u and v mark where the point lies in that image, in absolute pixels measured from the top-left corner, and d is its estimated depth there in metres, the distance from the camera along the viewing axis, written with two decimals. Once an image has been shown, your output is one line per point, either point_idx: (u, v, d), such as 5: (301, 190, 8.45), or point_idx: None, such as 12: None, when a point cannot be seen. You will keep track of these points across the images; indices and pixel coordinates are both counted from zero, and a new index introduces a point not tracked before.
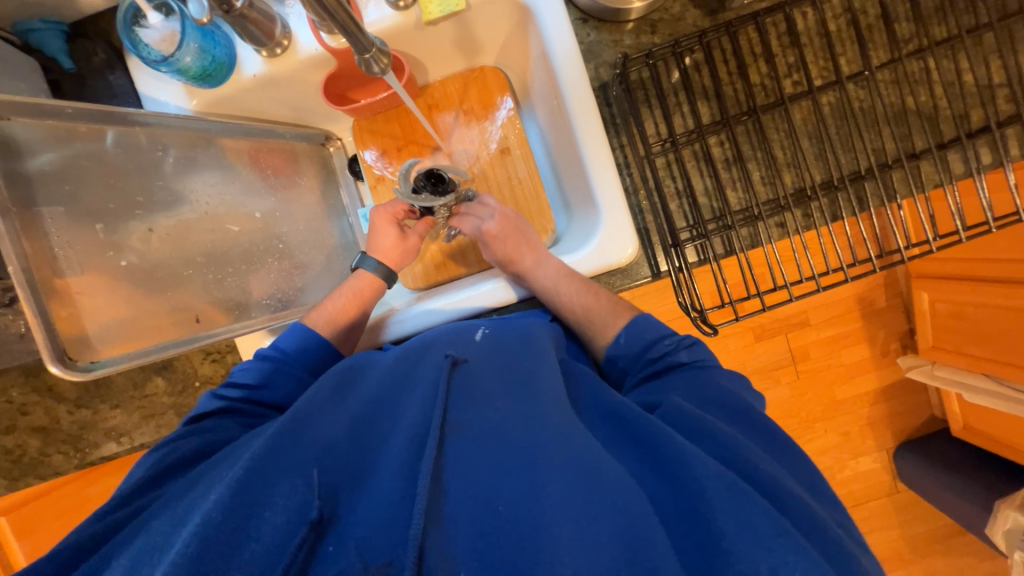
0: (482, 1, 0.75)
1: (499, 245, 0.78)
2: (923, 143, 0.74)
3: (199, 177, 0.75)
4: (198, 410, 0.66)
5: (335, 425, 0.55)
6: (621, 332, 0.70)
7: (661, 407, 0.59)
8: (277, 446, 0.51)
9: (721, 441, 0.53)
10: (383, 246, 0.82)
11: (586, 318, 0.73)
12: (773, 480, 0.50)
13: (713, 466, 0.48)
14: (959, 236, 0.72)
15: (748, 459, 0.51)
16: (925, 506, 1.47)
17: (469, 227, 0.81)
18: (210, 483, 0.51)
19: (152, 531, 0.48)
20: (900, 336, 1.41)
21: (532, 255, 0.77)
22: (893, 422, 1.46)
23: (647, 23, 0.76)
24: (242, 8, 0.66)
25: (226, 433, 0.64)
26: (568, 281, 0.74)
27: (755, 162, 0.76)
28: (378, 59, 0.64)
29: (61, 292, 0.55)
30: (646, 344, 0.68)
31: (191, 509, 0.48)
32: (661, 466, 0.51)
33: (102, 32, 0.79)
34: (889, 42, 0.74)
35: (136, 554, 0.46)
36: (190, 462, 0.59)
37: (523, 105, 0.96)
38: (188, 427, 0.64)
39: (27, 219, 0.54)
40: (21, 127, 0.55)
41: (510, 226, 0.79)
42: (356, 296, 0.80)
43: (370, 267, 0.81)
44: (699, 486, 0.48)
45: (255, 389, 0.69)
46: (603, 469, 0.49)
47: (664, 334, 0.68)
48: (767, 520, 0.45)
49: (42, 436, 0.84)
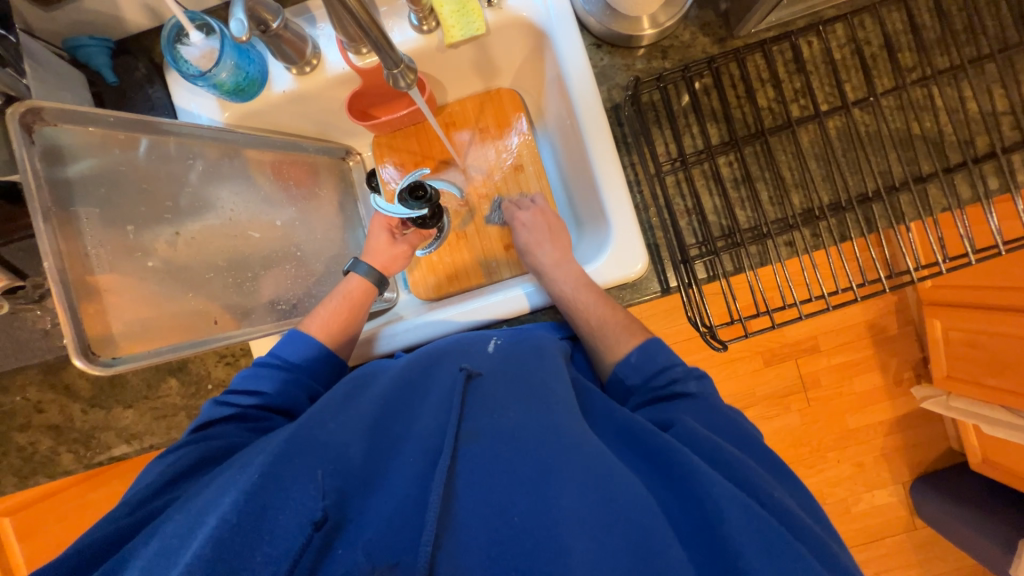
0: (501, 26, 0.79)
1: (527, 233, 0.84)
2: (929, 167, 0.75)
3: (225, 187, 0.79)
4: (203, 419, 0.67)
5: (348, 431, 0.55)
6: (632, 351, 0.69)
7: (675, 427, 0.58)
8: (291, 452, 0.51)
9: (733, 466, 0.52)
10: (373, 248, 0.86)
11: (599, 328, 0.73)
12: (775, 501, 0.50)
13: (726, 487, 0.48)
14: (969, 259, 0.72)
15: (756, 483, 0.51)
16: (945, 545, 1.41)
17: (509, 215, 0.90)
18: (225, 483, 0.51)
19: (165, 532, 0.49)
20: (913, 364, 1.39)
21: (554, 256, 0.79)
22: (909, 454, 1.42)
23: (658, 49, 0.79)
24: (276, 28, 0.69)
25: (231, 439, 0.64)
26: (586, 291, 0.75)
27: (764, 183, 0.77)
28: (406, 75, 0.64)
29: (91, 289, 0.58)
30: (657, 369, 0.66)
31: (205, 511, 0.48)
32: (674, 484, 0.51)
33: (144, 49, 0.83)
34: (893, 71, 0.76)
35: (152, 556, 0.46)
36: (197, 470, 0.60)
37: (537, 124, 0.99)
38: (194, 435, 0.64)
39: (64, 218, 0.56)
40: (66, 134, 0.59)
41: (543, 221, 0.85)
42: (347, 301, 0.80)
43: (361, 271, 0.82)
44: (714, 506, 0.47)
45: (264, 397, 0.69)
46: (615, 483, 0.50)
47: (676, 362, 0.67)
48: (775, 539, 0.46)
49: (55, 434, 0.86)
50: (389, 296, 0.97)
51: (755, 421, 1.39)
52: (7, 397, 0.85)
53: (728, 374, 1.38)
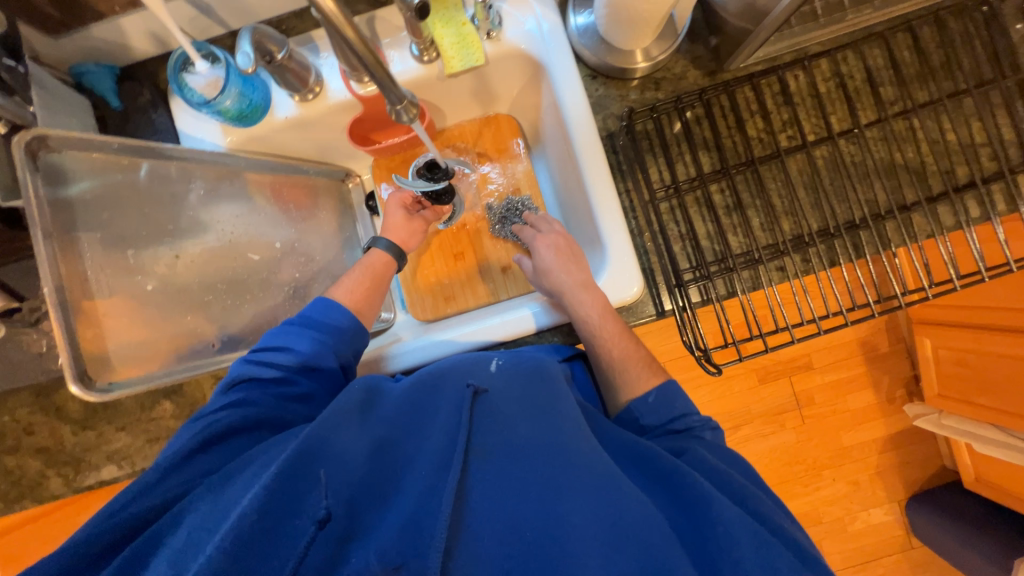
0: (499, 57, 0.81)
1: (550, 253, 0.80)
2: (913, 196, 0.78)
3: (225, 208, 0.79)
4: (232, 376, 0.65)
5: (361, 440, 0.56)
6: (649, 392, 0.68)
7: (686, 454, 0.60)
8: (310, 452, 0.51)
9: (742, 492, 0.55)
10: (392, 225, 0.86)
11: (622, 362, 0.72)
12: (788, 534, 0.53)
13: (736, 512, 0.51)
14: (953, 284, 0.74)
15: (766, 513, 0.54)
16: (940, 564, 1.41)
17: (525, 236, 0.88)
18: (243, 485, 0.52)
19: (191, 525, 0.49)
20: (905, 382, 1.41)
21: (580, 282, 0.75)
22: (904, 471, 1.42)
23: (651, 81, 0.82)
24: (282, 59, 0.71)
25: (256, 407, 0.62)
26: (611, 321, 0.74)
27: (754, 210, 0.80)
28: (409, 110, 0.59)
29: (88, 312, 0.60)
30: (673, 415, 0.66)
31: (230, 508, 0.49)
32: (683, 504, 0.54)
33: (149, 75, 0.84)
34: (876, 104, 0.79)
35: (178, 548, 0.47)
36: (226, 437, 0.59)
37: (535, 149, 1.01)
38: (226, 398, 0.63)
39: (65, 243, 0.59)
40: (70, 159, 0.62)
41: (564, 243, 0.82)
42: (369, 272, 0.80)
43: (382, 245, 0.83)
44: (723, 529, 0.49)
45: (302, 356, 0.67)
46: (624, 508, 0.51)
47: (691, 411, 0.67)
48: (784, 567, 0.48)
49: (44, 457, 0.84)
50: (386, 317, 0.97)
51: (751, 438, 1.40)
52: None
53: (725, 392, 1.39)
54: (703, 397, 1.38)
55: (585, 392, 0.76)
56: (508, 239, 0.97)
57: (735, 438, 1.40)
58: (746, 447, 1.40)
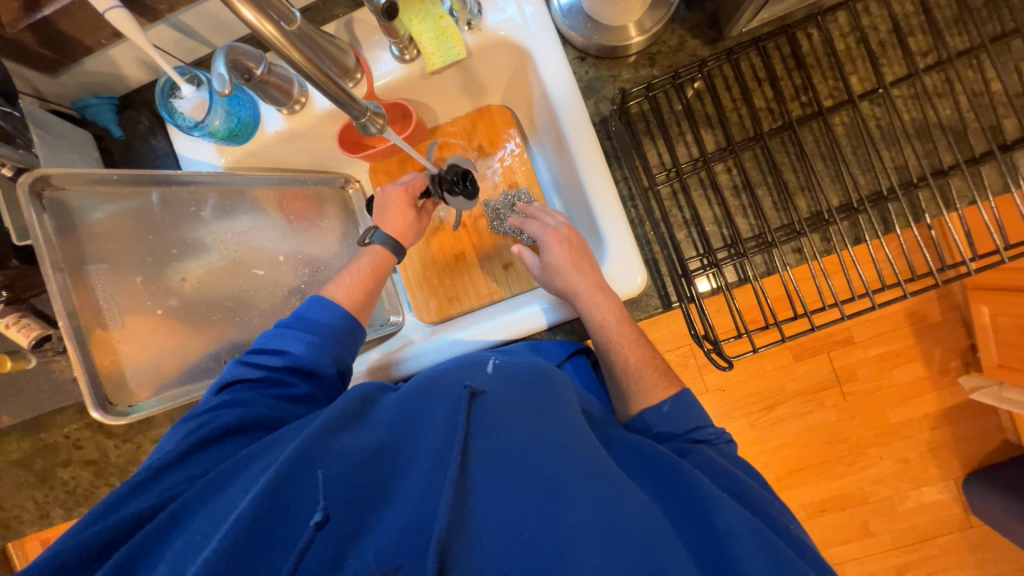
0: (481, 47, 0.77)
1: (565, 246, 0.73)
2: (951, 159, 0.70)
3: (233, 223, 0.81)
4: (227, 377, 0.68)
5: (358, 446, 0.56)
6: (665, 401, 0.65)
7: (693, 455, 0.60)
8: (306, 456, 0.53)
9: (751, 496, 0.54)
10: (395, 223, 0.82)
11: (634, 369, 0.69)
12: (798, 539, 0.52)
13: (739, 513, 0.50)
14: (1001, 257, 0.65)
15: (777, 517, 0.53)
16: (1002, 543, 1.32)
17: (532, 231, 0.79)
18: (240, 488, 0.53)
19: (193, 528, 0.50)
20: (960, 353, 1.29)
21: (594, 278, 0.71)
22: (961, 448, 1.32)
23: (646, 57, 0.76)
24: (260, 74, 0.70)
25: (253, 407, 0.64)
26: (623, 326, 0.71)
27: (765, 189, 0.74)
28: (375, 121, 0.61)
29: (103, 340, 0.64)
30: (690, 425, 0.63)
31: (228, 512, 0.50)
32: (688, 506, 0.52)
33: (145, 102, 0.86)
34: (904, 57, 0.71)
35: (178, 551, 0.48)
36: (217, 438, 0.61)
37: (531, 139, 0.97)
38: (218, 399, 0.65)
39: (76, 276, 0.62)
40: (74, 195, 0.64)
41: (570, 237, 0.74)
42: (371, 268, 0.79)
43: (379, 240, 0.80)
44: (727, 531, 0.48)
45: (294, 358, 0.68)
46: (622, 507, 0.50)
47: (708, 422, 0.64)
48: (790, 569, 0.47)
49: (94, 469, 0.92)
50: (395, 320, 0.98)
51: (786, 419, 1.33)
52: (50, 435, 0.91)
53: (755, 373, 1.32)
54: (731, 380, 1.32)
55: (591, 389, 0.76)
56: (508, 235, 0.95)
57: (769, 419, 1.33)
58: (780, 428, 1.34)
